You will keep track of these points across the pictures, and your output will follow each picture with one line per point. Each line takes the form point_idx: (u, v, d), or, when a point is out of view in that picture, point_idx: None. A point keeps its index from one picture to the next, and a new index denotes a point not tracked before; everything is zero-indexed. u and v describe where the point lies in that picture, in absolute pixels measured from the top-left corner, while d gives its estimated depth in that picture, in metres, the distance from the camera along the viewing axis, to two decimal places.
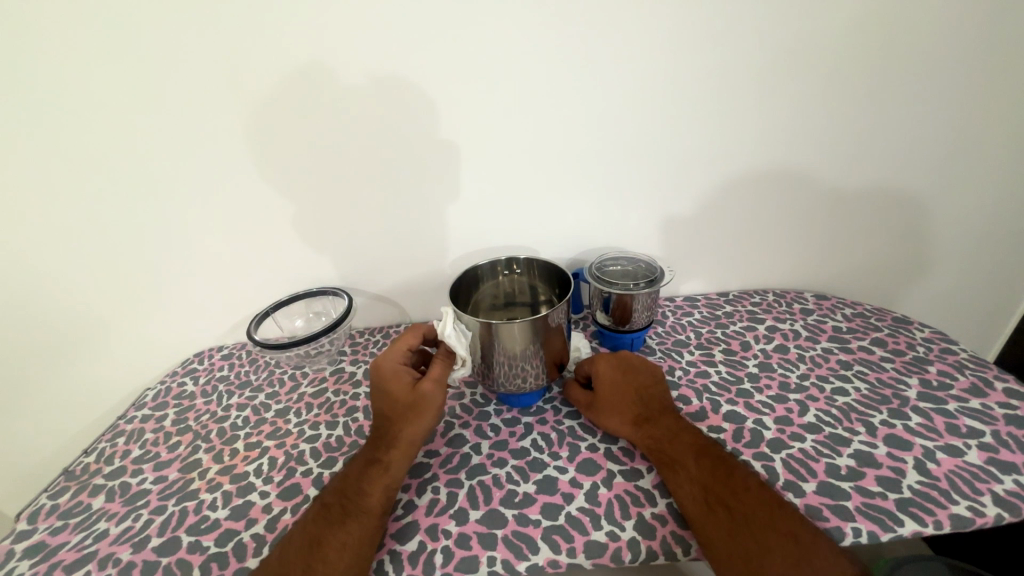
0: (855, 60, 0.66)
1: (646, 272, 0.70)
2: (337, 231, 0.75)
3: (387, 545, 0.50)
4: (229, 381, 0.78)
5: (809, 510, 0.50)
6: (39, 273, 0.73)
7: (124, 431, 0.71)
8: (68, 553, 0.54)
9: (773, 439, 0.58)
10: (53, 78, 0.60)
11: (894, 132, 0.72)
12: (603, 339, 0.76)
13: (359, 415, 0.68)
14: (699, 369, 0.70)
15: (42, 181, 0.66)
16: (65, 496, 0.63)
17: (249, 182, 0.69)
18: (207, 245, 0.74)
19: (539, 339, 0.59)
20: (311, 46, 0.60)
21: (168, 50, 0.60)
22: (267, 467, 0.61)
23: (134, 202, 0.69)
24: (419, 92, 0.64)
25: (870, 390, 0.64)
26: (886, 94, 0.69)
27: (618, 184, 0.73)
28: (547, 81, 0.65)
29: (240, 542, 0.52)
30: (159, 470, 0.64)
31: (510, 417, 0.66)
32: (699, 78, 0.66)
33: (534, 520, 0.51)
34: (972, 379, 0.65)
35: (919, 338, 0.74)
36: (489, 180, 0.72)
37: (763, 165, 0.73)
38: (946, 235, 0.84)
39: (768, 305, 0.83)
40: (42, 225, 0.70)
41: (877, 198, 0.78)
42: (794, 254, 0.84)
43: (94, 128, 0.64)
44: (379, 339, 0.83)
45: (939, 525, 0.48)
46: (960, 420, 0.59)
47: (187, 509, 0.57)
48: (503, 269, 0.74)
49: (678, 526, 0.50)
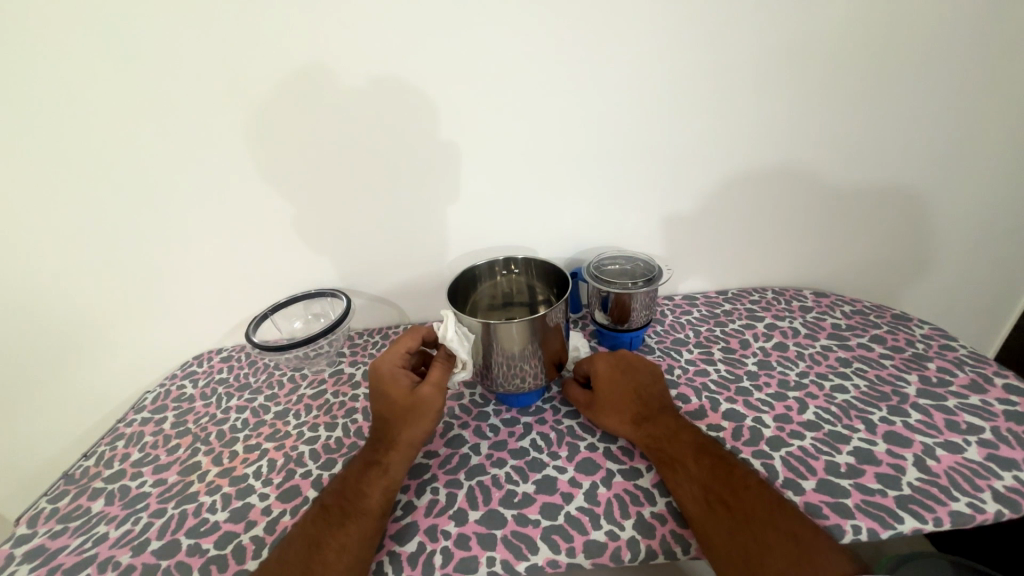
0: (853, 57, 0.66)
1: (644, 270, 0.70)
2: (335, 232, 0.75)
3: (387, 546, 0.50)
4: (228, 383, 0.78)
5: (809, 508, 0.50)
6: (37, 276, 0.73)
7: (124, 435, 0.71)
8: (69, 556, 0.54)
9: (772, 437, 0.58)
10: (49, 81, 0.60)
11: (893, 128, 0.72)
12: (602, 338, 0.75)
13: (359, 416, 0.68)
14: (698, 367, 0.70)
15: (40, 185, 0.66)
16: (65, 500, 0.63)
17: (247, 184, 0.69)
18: (206, 248, 0.74)
19: (537, 338, 0.59)
20: (307, 47, 0.60)
21: (166, 52, 0.60)
22: (267, 469, 0.61)
23: (131, 204, 0.69)
24: (418, 92, 0.64)
25: (869, 387, 0.64)
26: (884, 90, 0.69)
27: (616, 183, 0.73)
28: (544, 81, 0.65)
29: (239, 545, 0.52)
30: (159, 473, 0.64)
31: (509, 417, 0.66)
32: (697, 76, 0.65)
33: (533, 520, 0.51)
34: (971, 375, 0.65)
35: (918, 334, 0.73)
36: (487, 180, 0.72)
37: (761, 163, 0.73)
38: (946, 231, 0.84)
39: (767, 303, 0.83)
40: (39, 229, 0.69)
41: (876, 194, 0.78)
42: (793, 252, 0.84)
43: (91, 131, 0.64)
44: (378, 340, 0.83)
45: (939, 522, 0.48)
46: (960, 416, 0.59)
47: (187, 512, 0.57)
48: (501, 270, 0.74)
49: (678, 525, 0.50)
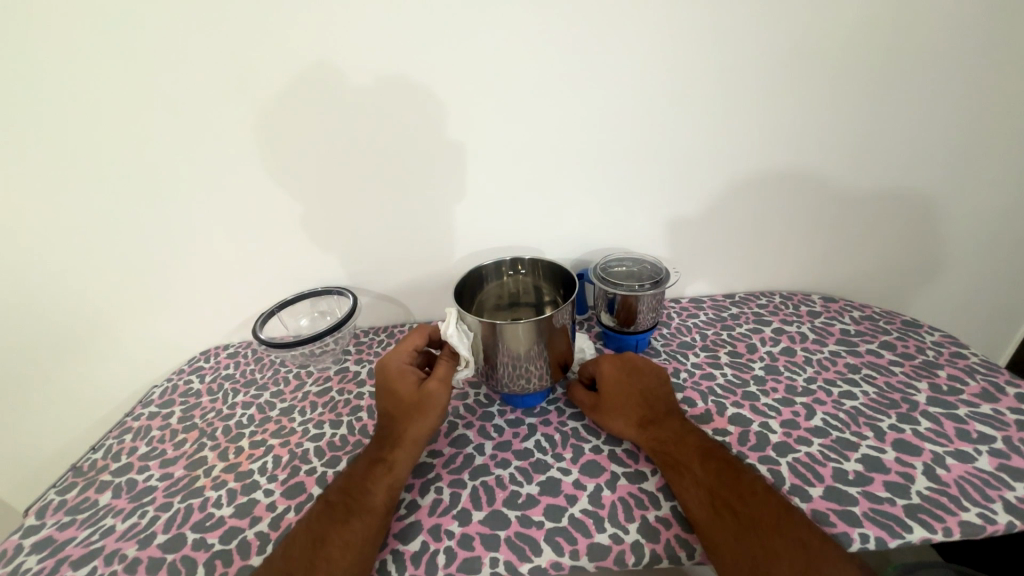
0: (860, 61, 0.65)
1: (651, 272, 0.70)
2: (342, 231, 0.75)
3: (390, 544, 0.50)
4: (234, 379, 0.78)
5: (815, 516, 0.49)
6: (45, 272, 0.74)
7: (131, 428, 0.72)
8: (75, 548, 0.55)
9: (779, 443, 0.58)
10: (56, 79, 0.61)
11: (902, 133, 0.71)
12: (608, 340, 0.75)
13: (363, 414, 0.68)
14: (704, 371, 0.70)
15: (46, 180, 0.67)
16: (73, 492, 0.63)
17: (254, 182, 0.70)
18: (211, 244, 0.75)
19: (543, 339, 0.59)
20: (312, 46, 0.61)
21: (171, 49, 0.60)
22: (272, 465, 0.62)
23: (139, 199, 0.70)
24: (424, 93, 0.64)
25: (878, 394, 0.64)
26: (893, 93, 0.68)
27: (622, 184, 0.73)
28: (549, 82, 0.64)
29: (244, 540, 0.52)
30: (165, 468, 0.64)
31: (514, 418, 0.65)
32: (702, 80, 0.65)
33: (537, 522, 0.51)
34: (983, 384, 0.64)
35: (929, 341, 0.73)
36: (494, 180, 0.72)
37: (769, 166, 0.73)
38: (959, 236, 0.82)
39: (775, 308, 0.82)
40: (46, 224, 0.70)
41: (886, 199, 0.77)
42: (803, 256, 0.83)
43: (99, 128, 0.64)
44: (383, 339, 0.83)
45: (948, 532, 0.47)
46: (971, 426, 0.58)
47: (193, 506, 0.58)
48: (507, 270, 0.74)
49: (682, 530, 0.49)
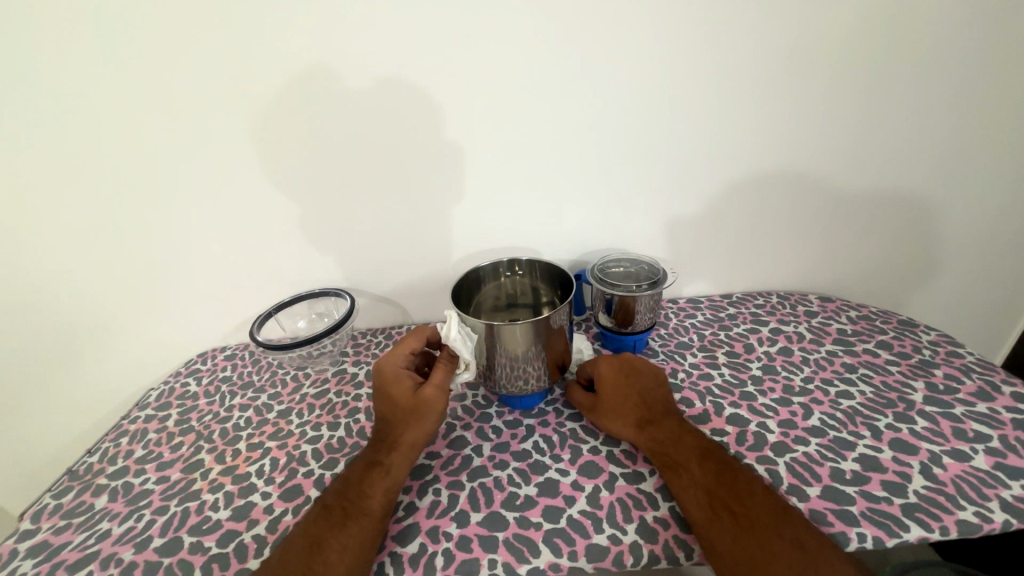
0: (855, 64, 0.66)
1: (648, 273, 0.70)
2: (339, 232, 0.75)
3: (388, 547, 0.50)
4: (231, 381, 0.78)
5: (813, 515, 0.49)
6: (39, 274, 0.73)
7: (128, 431, 0.72)
8: (71, 552, 0.54)
9: (776, 443, 0.58)
10: (50, 80, 0.60)
11: (898, 133, 0.71)
12: (605, 341, 0.75)
13: (361, 416, 0.68)
14: (702, 371, 0.70)
15: (41, 182, 0.67)
16: (69, 496, 0.63)
17: (252, 183, 0.70)
18: (208, 245, 0.74)
19: (541, 340, 0.59)
20: (311, 49, 0.61)
21: (167, 51, 0.60)
22: (268, 467, 0.61)
23: (135, 201, 0.70)
24: (423, 96, 0.65)
25: (875, 394, 0.64)
26: (889, 94, 0.68)
27: (620, 185, 0.73)
28: (548, 84, 0.65)
29: (241, 543, 0.52)
30: (162, 471, 0.64)
31: (511, 419, 0.65)
32: (699, 81, 0.65)
33: (535, 523, 0.51)
34: (979, 383, 0.64)
35: (924, 341, 0.73)
36: (492, 181, 0.72)
37: (765, 167, 0.73)
38: (955, 234, 0.83)
39: (772, 307, 0.83)
40: (41, 226, 0.70)
41: (882, 199, 0.78)
42: (799, 256, 0.83)
43: (96, 131, 0.64)
44: (381, 340, 0.83)
45: (945, 531, 0.47)
46: (967, 425, 0.58)
47: (189, 509, 0.57)
48: (505, 271, 0.74)
49: (680, 530, 0.49)
